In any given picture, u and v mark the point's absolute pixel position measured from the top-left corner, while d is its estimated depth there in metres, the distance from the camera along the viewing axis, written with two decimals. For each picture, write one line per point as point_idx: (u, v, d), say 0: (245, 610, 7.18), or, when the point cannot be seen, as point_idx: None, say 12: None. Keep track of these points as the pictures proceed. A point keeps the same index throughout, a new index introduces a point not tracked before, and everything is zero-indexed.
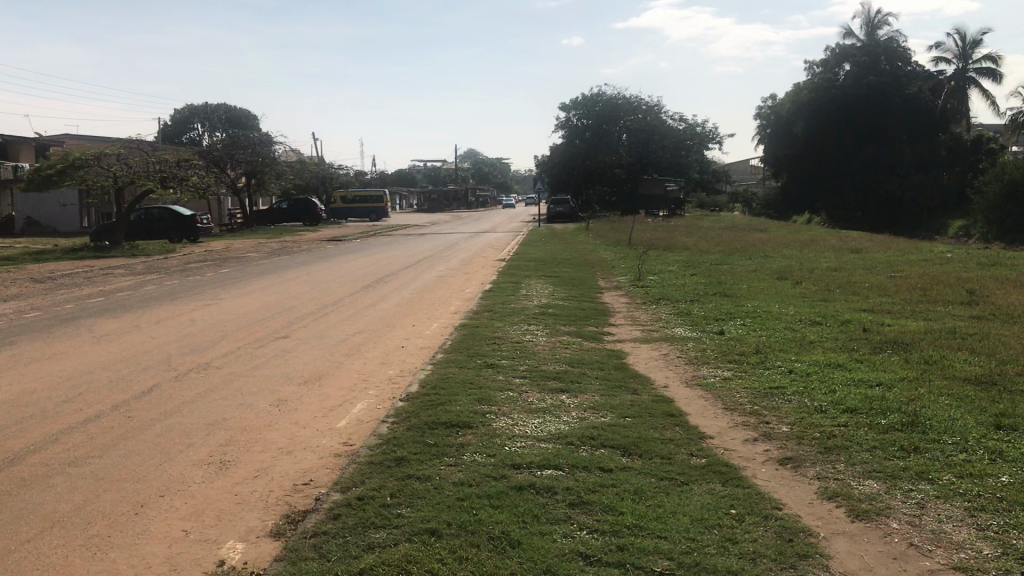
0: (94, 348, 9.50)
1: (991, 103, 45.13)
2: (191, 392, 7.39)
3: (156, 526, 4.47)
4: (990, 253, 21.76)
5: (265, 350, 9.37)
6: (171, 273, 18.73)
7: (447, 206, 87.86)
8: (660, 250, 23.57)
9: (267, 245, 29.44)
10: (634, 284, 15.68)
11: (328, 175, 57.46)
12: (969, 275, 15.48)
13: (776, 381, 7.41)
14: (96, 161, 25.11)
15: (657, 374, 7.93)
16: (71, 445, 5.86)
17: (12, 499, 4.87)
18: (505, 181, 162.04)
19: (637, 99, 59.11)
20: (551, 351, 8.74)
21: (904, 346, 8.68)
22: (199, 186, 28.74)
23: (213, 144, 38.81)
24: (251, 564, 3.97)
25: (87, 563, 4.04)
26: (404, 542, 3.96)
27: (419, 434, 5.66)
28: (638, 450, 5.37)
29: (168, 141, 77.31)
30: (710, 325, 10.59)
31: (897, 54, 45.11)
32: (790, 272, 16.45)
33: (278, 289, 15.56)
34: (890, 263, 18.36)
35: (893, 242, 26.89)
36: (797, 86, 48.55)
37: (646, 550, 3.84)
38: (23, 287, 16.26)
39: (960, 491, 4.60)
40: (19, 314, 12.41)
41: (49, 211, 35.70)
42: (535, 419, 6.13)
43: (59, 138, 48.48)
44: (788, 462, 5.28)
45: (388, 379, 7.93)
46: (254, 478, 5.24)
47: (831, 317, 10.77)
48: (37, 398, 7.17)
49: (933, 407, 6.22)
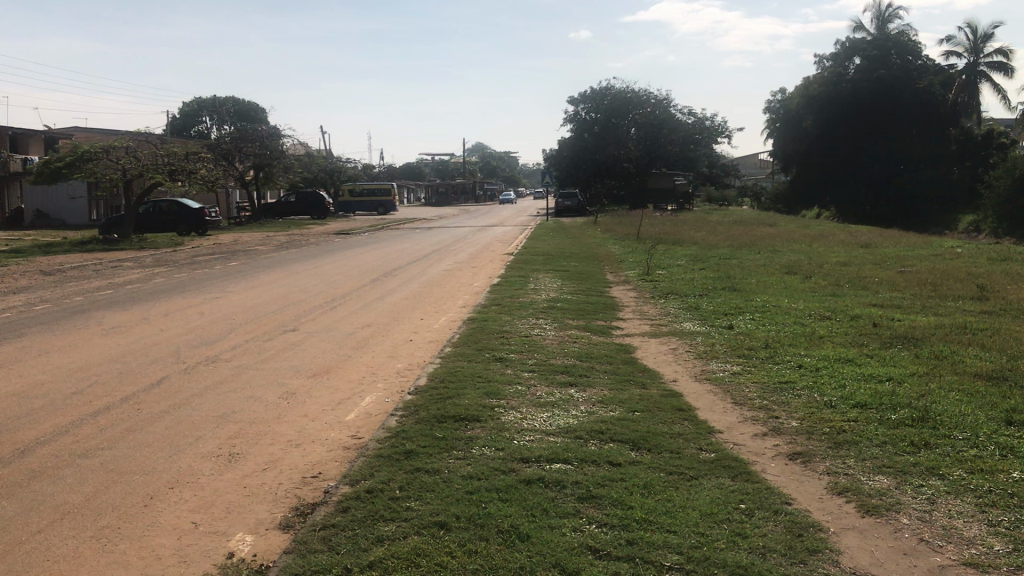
0: (103, 339, 9.59)
1: (1002, 98, 44.78)
2: (201, 384, 7.43)
3: (166, 518, 4.49)
4: (1000, 248, 21.53)
5: (274, 343, 9.39)
6: (179, 266, 18.72)
7: (454, 200, 87.58)
8: (668, 244, 23.39)
9: (274, 238, 29.46)
10: (642, 278, 15.60)
11: (337, 169, 57.64)
12: (980, 271, 15.26)
13: (786, 376, 7.38)
14: (105, 155, 25.20)
15: (666, 369, 7.91)
16: (83, 437, 5.90)
17: (22, 490, 4.89)
18: (512, 173, 161.13)
19: (646, 91, 58.24)
20: (560, 345, 8.72)
21: (913, 341, 8.61)
22: (207, 177, 28.80)
23: (222, 137, 39.03)
24: (261, 556, 3.98)
25: (97, 554, 4.06)
26: (413, 535, 3.96)
27: (428, 428, 5.66)
28: (648, 445, 5.35)
29: (176, 135, 77.32)
30: (720, 321, 10.51)
31: (908, 48, 44.82)
32: (800, 267, 16.34)
33: (286, 282, 15.55)
34: (898, 258, 18.23)
35: (902, 237, 26.65)
36: (807, 79, 48.21)
37: (655, 543, 3.84)
38: (32, 279, 16.30)
39: (972, 487, 4.56)
40: (29, 306, 12.47)
41: (59, 204, 35.90)
42: (545, 413, 6.12)
43: (67, 131, 48.49)
44: (798, 457, 5.26)
45: (396, 373, 7.93)
46: (263, 471, 5.25)
47: (841, 313, 10.68)
48: (48, 389, 7.22)
49: (944, 402, 6.18)
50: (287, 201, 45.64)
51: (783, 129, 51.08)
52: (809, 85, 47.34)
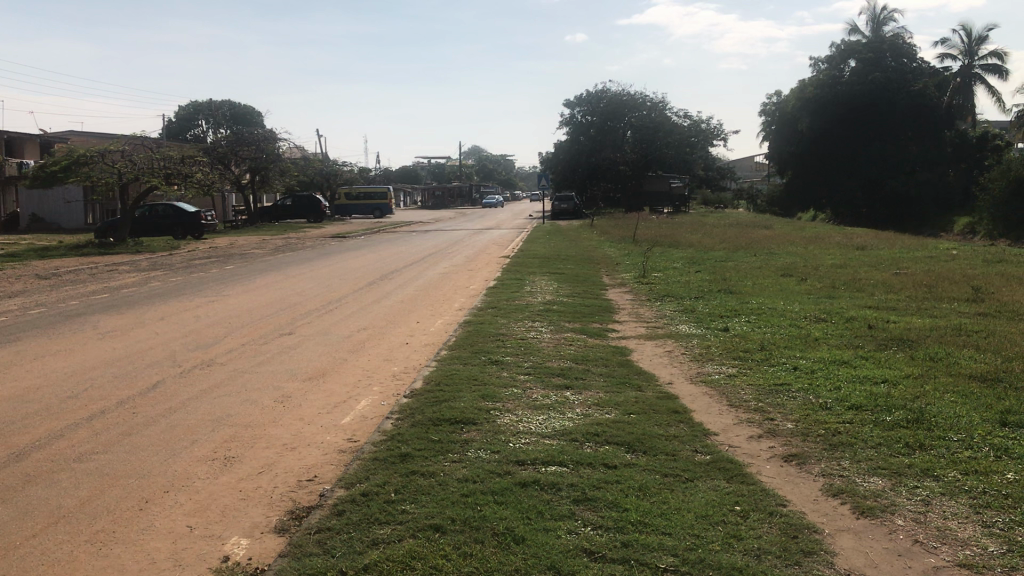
0: (98, 344, 9.55)
1: (996, 100, 44.93)
2: (196, 388, 7.41)
3: (160, 522, 4.48)
4: (993, 249, 21.90)
5: (270, 347, 9.38)
6: (175, 270, 18.69)
7: (452, 203, 88.14)
8: (666, 245, 23.71)
9: (273, 241, 29.65)
10: (639, 280, 15.80)
11: (333, 171, 57.90)
12: (974, 272, 15.56)
13: (781, 377, 7.43)
14: (101, 158, 25.01)
15: (662, 371, 7.95)
16: (78, 441, 5.89)
17: (17, 494, 4.89)
18: (511, 178, 162.05)
19: (641, 94, 58.48)
20: (556, 347, 8.77)
21: (908, 342, 8.69)
22: (203, 181, 28.83)
23: (219, 140, 39.03)
24: (256, 559, 3.98)
25: (90, 560, 4.04)
26: (408, 538, 3.96)
27: (425, 431, 5.65)
28: (642, 447, 5.35)
29: (173, 138, 77.39)
30: (716, 322, 10.63)
31: (902, 50, 44.98)
32: (796, 268, 16.61)
33: (282, 285, 15.56)
34: (894, 259, 18.52)
35: (897, 238, 27.10)
36: (802, 82, 48.40)
37: (651, 546, 3.84)
38: (28, 283, 16.28)
39: (966, 488, 4.57)
40: (24, 310, 12.45)
41: (54, 208, 35.82)
42: (540, 416, 6.14)
43: (63, 135, 48.55)
44: (793, 459, 5.27)
45: (392, 375, 7.96)
46: (258, 474, 5.24)
47: (837, 313, 10.82)
48: (42, 393, 7.19)
49: (937, 403, 6.22)
50: (286, 204, 45.87)
51: (779, 131, 51.30)
52: (805, 88, 47.48)
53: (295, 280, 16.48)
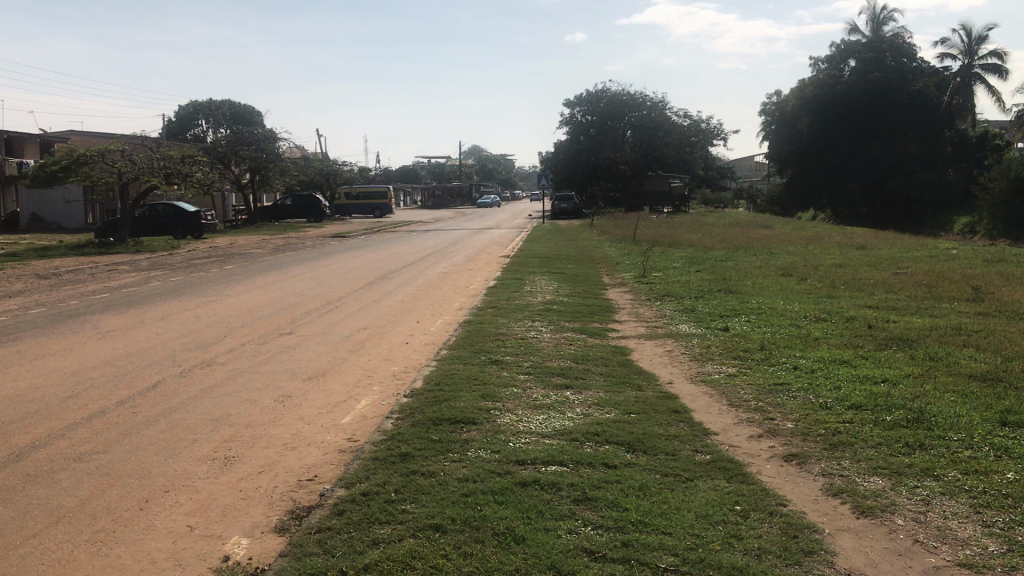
0: (98, 343, 9.54)
1: (996, 100, 44.89)
2: (195, 388, 7.39)
3: (160, 522, 4.47)
4: (993, 249, 21.81)
5: (270, 346, 9.36)
6: (174, 270, 18.65)
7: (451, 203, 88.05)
8: (665, 245, 23.67)
9: (272, 241, 29.58)
10: (639, 279, 15.77)
11: (333, 171, 57.83)
12: (974, 272, 15.52)
13: (782, 377, 7.42)
14: (101, 158, 24.98)
15: (662, 371, 7.93)
16: (78, 441, 5.88)
17: (17, 494, 4.89)
18: (510, 178, 161.89)
19: (641, 94, 58.39)
20: (556, 347, 8.76)
21: (909, 342, 8.68)
22: (203, 180, 28.81)
23: (218, 140, 38.99)
24: (256, 559, 3.98)
25: (90, 560, 4.04)
26: (408, 538, 3.95)
27: (425, 431, 5.64)
28: (642, 447, 5.35)
29: (173, 138, 77.29)
30: (716, 322, 10.62)
31: (902, 50, 44.96)
32: (796, 268, 16.57)
33: (282, 285, 15.56)
34: (894, 259, 18.45)
35: (897, 238, 27.02)
36: (802, 81, 48.40)
37: (651, 545, 3.84)
38: (28, 283, 16.24)
39: (966, 488, 4.57)
40: (24, 310, 12.43)
41: (54, 208, 35.79)
42: (540, 416, 6.13)
43: (63, 135, 48.48)
44: (793, 459, 5.27)
45: (392, 375, 7.94)
46: (258, 474, 5.24)
47: (837, 313, 10.79)
48: (42, 393, 7.18)
49: (938, 403, 6.21)
50: (285, 204, 45.82)
51: (779, 130, 51.28)
52: (805, 87, 47.48)
53: (294, 279, 16.46)
